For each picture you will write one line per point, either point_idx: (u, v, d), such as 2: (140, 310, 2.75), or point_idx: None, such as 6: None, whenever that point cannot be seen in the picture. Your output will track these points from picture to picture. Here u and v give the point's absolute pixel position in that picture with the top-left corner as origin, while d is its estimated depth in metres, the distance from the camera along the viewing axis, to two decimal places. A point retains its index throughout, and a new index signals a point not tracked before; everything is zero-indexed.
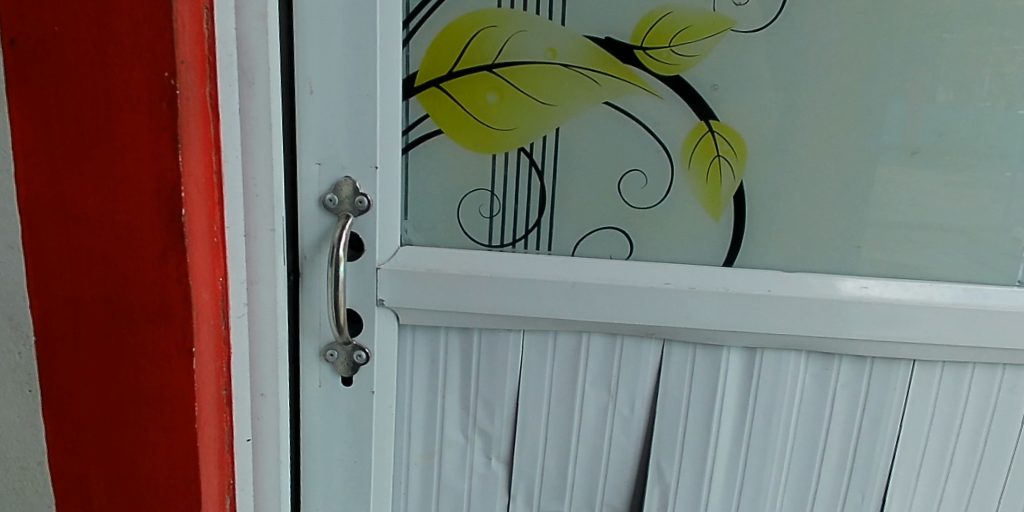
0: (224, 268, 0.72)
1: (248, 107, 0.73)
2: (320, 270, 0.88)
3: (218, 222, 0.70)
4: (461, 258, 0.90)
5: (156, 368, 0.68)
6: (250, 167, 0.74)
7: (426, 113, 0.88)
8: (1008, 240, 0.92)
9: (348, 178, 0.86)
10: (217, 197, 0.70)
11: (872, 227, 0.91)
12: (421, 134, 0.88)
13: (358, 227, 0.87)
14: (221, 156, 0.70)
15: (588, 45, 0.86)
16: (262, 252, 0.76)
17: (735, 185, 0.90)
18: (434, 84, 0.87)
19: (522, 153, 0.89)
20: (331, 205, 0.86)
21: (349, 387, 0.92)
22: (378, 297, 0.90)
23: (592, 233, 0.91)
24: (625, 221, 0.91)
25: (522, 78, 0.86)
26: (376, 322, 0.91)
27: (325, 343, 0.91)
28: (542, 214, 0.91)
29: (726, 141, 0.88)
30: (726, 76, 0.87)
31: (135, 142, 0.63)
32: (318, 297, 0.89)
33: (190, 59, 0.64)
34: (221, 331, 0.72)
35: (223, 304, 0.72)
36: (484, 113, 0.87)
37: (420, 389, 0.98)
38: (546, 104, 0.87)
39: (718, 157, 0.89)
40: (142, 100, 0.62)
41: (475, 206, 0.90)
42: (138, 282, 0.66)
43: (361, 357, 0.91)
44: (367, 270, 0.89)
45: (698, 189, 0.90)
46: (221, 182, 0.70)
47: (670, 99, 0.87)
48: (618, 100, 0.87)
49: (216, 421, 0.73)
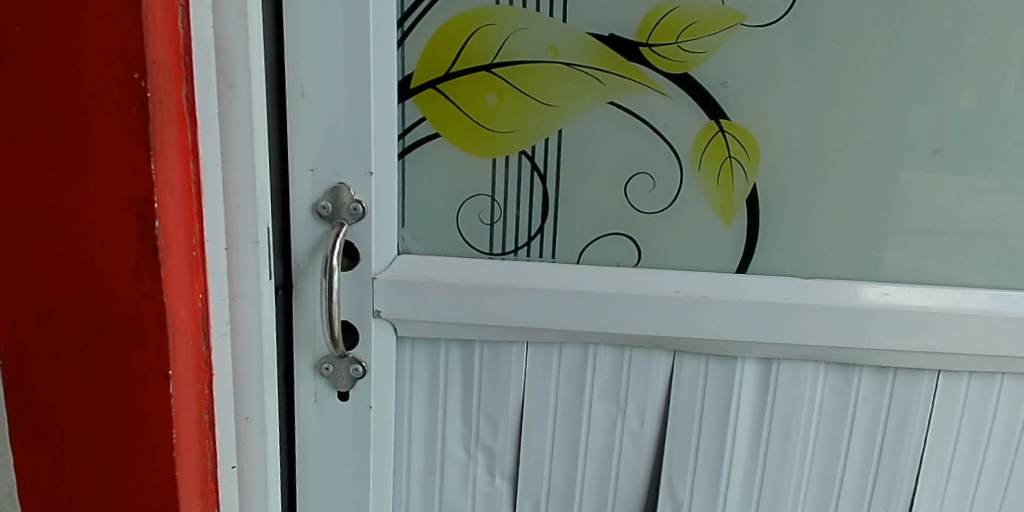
0: (204, 284, 0.70)
1: (230, 110, 0.70)
2: (313, 282, 0.85)
3: (197, 235, 0.68)
4: (462, 268, 0.86)
5: (131, 392, 0.66)
6: (232, 176, 0.71)
7: (423, 116, 0.84)
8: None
9: (343, 185, 0.82)
10: (195, 208, 0.68)
11: (894, 231, 0.86)
12: (419, 138, 0.85)
13: (353, 235, 0.84)
14: (199, 164, 0.68)
15: (591, 42, 0.81)
16: (246, 265, 0.74)
17: (748, 188, 0.85)
18: (431, 85, 0.83)
19: (524, 157, 0.84)
20: (325, 213, 0.83)
21: (346, 402, 0.89)
22: (374, 308, 0.86)
23: (598, 240, 0.87)
24: (633, 227, 0.86)
25: (522, 78, 0.82)
26: (374, 335, 0.87)
27: (320, 357, 0.87)
28: (545, 220, 0.86)
29: (737, 142, 0.84)
30: (738, 73, 0.82)
31: (105, 150, 0.61)
32: (311, 309, 0.86)
33: (163, 60, 0.62)
34: (202, 352, 0.71)
35: (204, 323, 0.71)
36: (483, 115, 0.83)
37: (421, 404, 0.94)
38: (548, 104, 0.83)
39: (730, 157, 0.84)
40: (111, 104, 0.60)
41: (475, 212, 0.86)
42: (111, 299, 0.64)
43: (358, 371, 0.87)
44: (362, 280, 0.85)
45: (709, 192, 0.85)
46: (201, 191, 0.68)
47: (678, 97, 0.83)
48: (623, 99, 0.83)
49: (197, 447, 0.72)
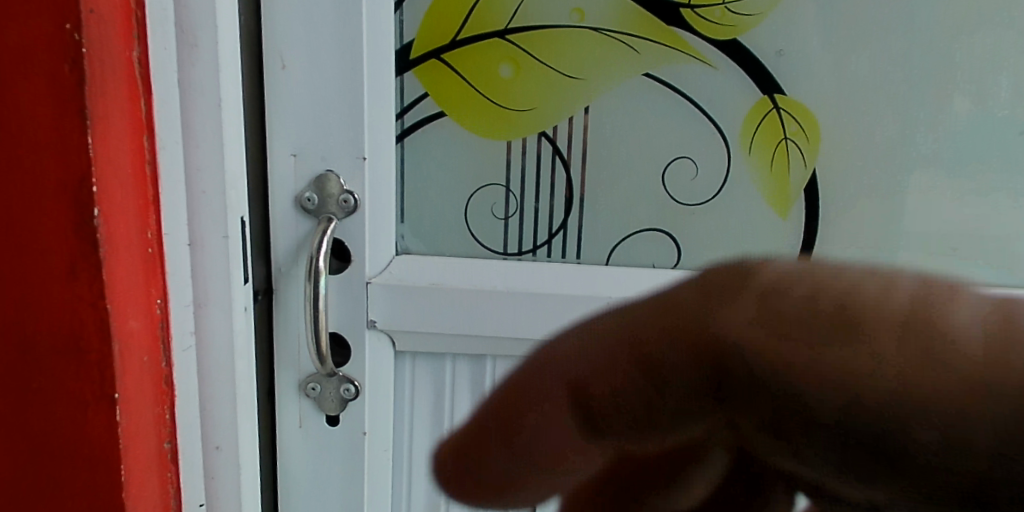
0: (162, 287, 0.56)
1: (190, 76, 0.57)
2: (297, 288, 0.72)
3: (152, 228, 0.55)
4: (471, 271, 0.74)
5: (68, 422, 0.52)
6: (194, 157, 0.58)
7: (425, 91, 0.71)
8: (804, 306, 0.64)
9: (331, 173, 0.70)
10: (150, 194, 0.55)
11: (978, 233, 0.71)
12: (420, 117, 0.72)
13: (342, 232, 0.72)
14: (154, 141, 0.55)
15: (623, 2, 0.69)
16: (212, 266, 0.60)
17: (807, 175, 0.73)
18: (434, 55, 0.70)
19: (544, 140, 0.72)
20: (309, 206, 0.71)
21: (336, 427, 0.76)
22: (368, 318, 0.74)
23: (631, 238, 0.74)
24: (672, 222, 0.74)
25: (542, 46, 0.70)
26: (367, 349, 0.75)
27: (305, 375, 0.75)
28: (568, 215, 0.74)
29: (794, 120, 0.71)
30: (797, 39, 0.70)
31: (32, 122, 0.48)
32: (295, 318, 0.73)
33: (103, 8, 0.49)
34: (160, 369, 0.57)
35: (163, 334, 0.57)
36: (496, 91, 0.71)
37: (423, 433, 0.80)
38: (573, 77, 0.70)
39: (786, 139, 0.72)
40: (37, 62, 0.47)
41: (486, 205, 0.74)
42: (42, 308, 0.50)
43: (350, 392, 0.75)
44: (354, 285, 0.73)
45: (762, 180, 0.73)
46: (156, 175, 0.55)
47: (725, 68, 0.70)
48: (661, 70, 0.70)
49: (157, 484, 0.59)
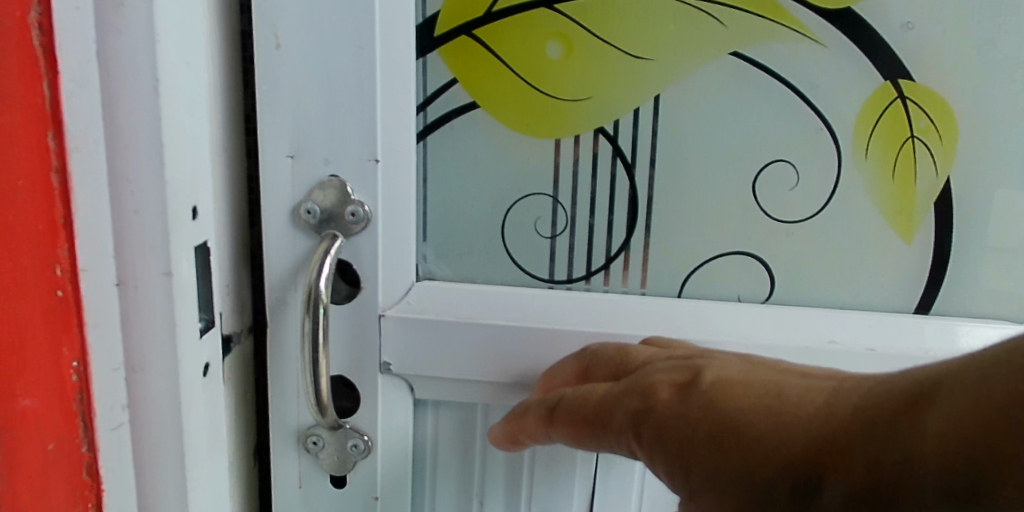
0: (77, 335, 0.43)
1: (113, 47, 0.42)
2: (293, 322, 0.58)
3: (62, 257, 0.41)
4: (508, 303, 0.60)
5: None
6: (121, 160, 0.43)
7: (453, 78, 0.57)
8: (760, 374, 0.40)
9: (336, 178, 0.56)
10: (58, 213, 0.41)
11: None
12: (446, 110, 0.57)
13: (350, 253, 0.58)
14: (64, 141, 0.40)
15: None
16: (150, 311, 0.45)
17: (938, 184, 0.56)
18: (464, 31, 0.56)
19: (602, 138, 0.57)
20: (309, 221, 0.57)
21: (343, 490, 0.63)
22: (381, 361, 0.60)
23: (710, 262, 0.59)
24: (763, 244, 0.58)
25: (602, 17, 0.55)
26: (380, 395, 0.61)
27: (304, 428, 0.61)
28: (631, 233, 0.59)
29: (925, 114, 0.55)
30: (934, 9, 0.53)
31: None
32: (292, 358, 0.59)
33: None
34: (76, 442, 0.43)
35: (81, 399, 0.43)
36: (540, 76, 0.56)
37: (448, 490, 0.67)
38: (639, 58, 0.55)
39: (913, 138, 0.56)
40: None
41: (529, 220, 0.59)
42: None
43: (358, 449, 0.61)
44: (364, 318, 0.59)
45: (880, 191, 0.57)
46: (68, 188, 0.41)
47: (838, 46, 0.54)
48: (753, 48, 0.55)
49: None
